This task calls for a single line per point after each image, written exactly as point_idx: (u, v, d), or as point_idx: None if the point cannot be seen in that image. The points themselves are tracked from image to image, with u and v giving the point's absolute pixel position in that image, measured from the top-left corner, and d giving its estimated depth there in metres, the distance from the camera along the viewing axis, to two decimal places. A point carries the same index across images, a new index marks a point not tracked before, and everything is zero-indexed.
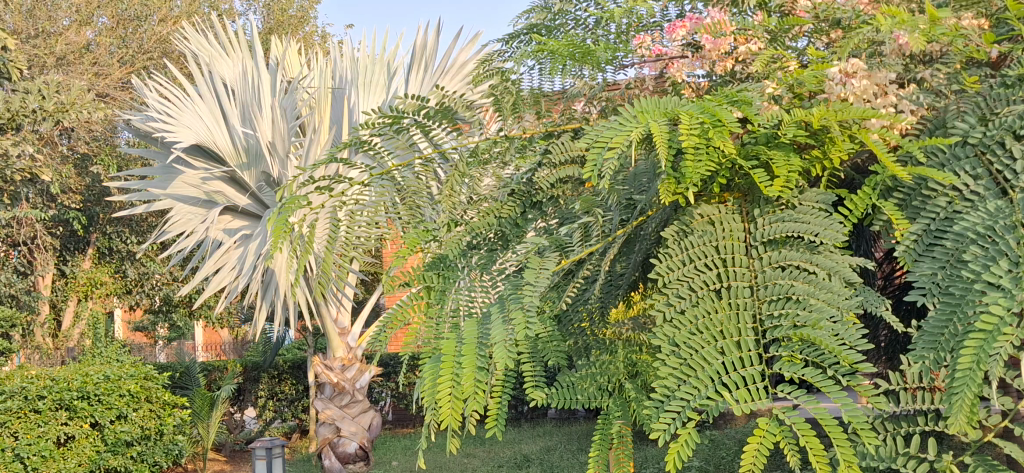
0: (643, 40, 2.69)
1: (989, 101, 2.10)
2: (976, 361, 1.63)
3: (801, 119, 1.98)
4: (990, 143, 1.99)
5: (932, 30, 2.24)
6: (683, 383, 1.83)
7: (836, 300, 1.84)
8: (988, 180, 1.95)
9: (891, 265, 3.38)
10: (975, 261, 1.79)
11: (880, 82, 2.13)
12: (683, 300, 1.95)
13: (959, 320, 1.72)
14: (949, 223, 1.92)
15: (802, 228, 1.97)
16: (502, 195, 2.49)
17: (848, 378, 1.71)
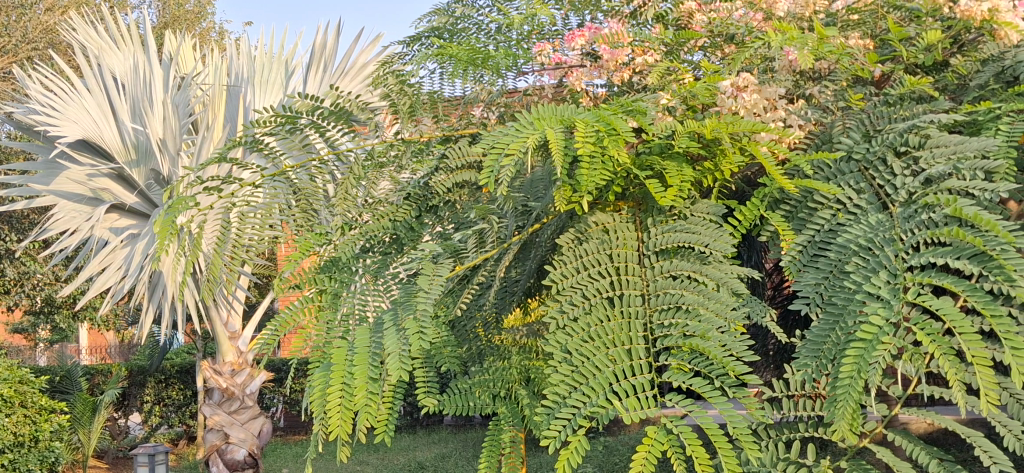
0: (543, 49, 2.71)
1: (873, 118, 2.20)
2: (857, 370, 1.68)
3: (693, 130, 2.00)
4: (872, 159, 2.07)
5: (820, 47, 2.27)
6: (575, 390, 1.84)
7: (724, 311, 1.87)
8: (870, 195, 2.02)
9: (780, 275, 3.48)
10: (857, 272, 1.85)
11: (770, 96, 2.20)
12: (576, 308, 1.97)
13: (841, 329, 1.78)
14: (833, 235, 1.99)
15: (693, 238, 2.01)
16: (399, 200, 2.46)
17: (734, 389, 1.74)
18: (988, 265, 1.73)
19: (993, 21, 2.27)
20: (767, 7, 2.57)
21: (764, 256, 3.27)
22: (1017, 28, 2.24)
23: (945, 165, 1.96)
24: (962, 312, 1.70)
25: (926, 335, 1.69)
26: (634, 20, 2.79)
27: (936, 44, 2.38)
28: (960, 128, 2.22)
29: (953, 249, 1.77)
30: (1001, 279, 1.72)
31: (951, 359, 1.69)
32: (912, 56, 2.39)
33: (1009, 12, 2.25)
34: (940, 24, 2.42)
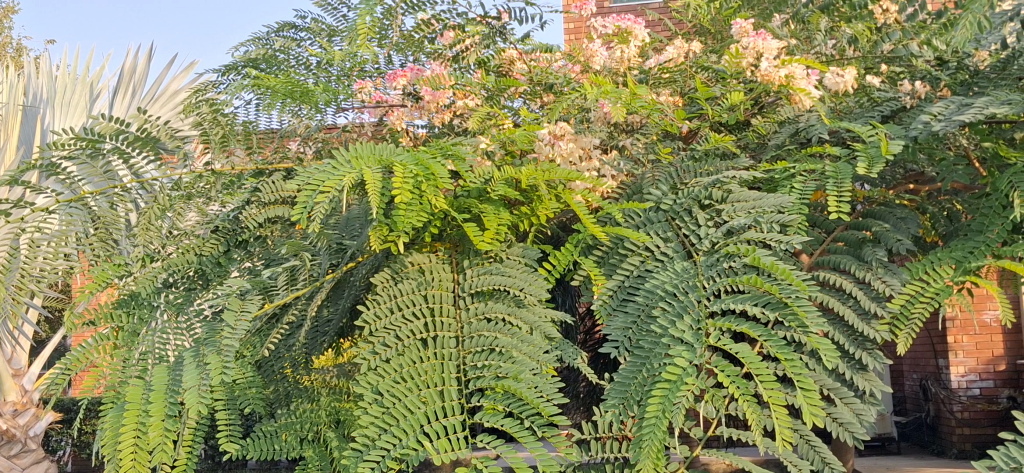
0: (365, 86, 2.73)
1: (680, 172, 2.30)
2: (661, 410, 1.73)
3: (511, 177, 2.05)
4: (679, 209, 2.16)
5: (632, 102, 2.36)
6: (384, 432, 1.81)
7: (536, 354, 1.90)
8: (676, 243, 2.11)
9: (592, 319, 3.55)
10: (663, 317, 1.92)
11: (585, 146, 2.26)
12: (389, 349, 1.94)
13: (647, 371, 1.83)
14: (641, 281, 2.06)
15: (508, 281, 2.04)
16: (206, 232, 2.41)
17: (544, 429, 1.77)
18: (783, 311, 1.84)
19: (789, 87, 2.43)
20: (586, 60, 2.75)
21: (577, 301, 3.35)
22: (810, 94, 2.43)
23: (746, 218, 2.06)
24: (759, 356, 1.78)
25: (727, 377, 1.75)
26: (457, 64, 2.79)
27: (739, 104, 2.52)
28: (759, 185, 2.35)
29: (751, 295, 1.87)
30: (795, 325, 1.83)
31: (749, 400, 1.76)
32: (717, 114, 2.52)
33: (803, 79, 2.43)
34: (743, 86, 2.56)
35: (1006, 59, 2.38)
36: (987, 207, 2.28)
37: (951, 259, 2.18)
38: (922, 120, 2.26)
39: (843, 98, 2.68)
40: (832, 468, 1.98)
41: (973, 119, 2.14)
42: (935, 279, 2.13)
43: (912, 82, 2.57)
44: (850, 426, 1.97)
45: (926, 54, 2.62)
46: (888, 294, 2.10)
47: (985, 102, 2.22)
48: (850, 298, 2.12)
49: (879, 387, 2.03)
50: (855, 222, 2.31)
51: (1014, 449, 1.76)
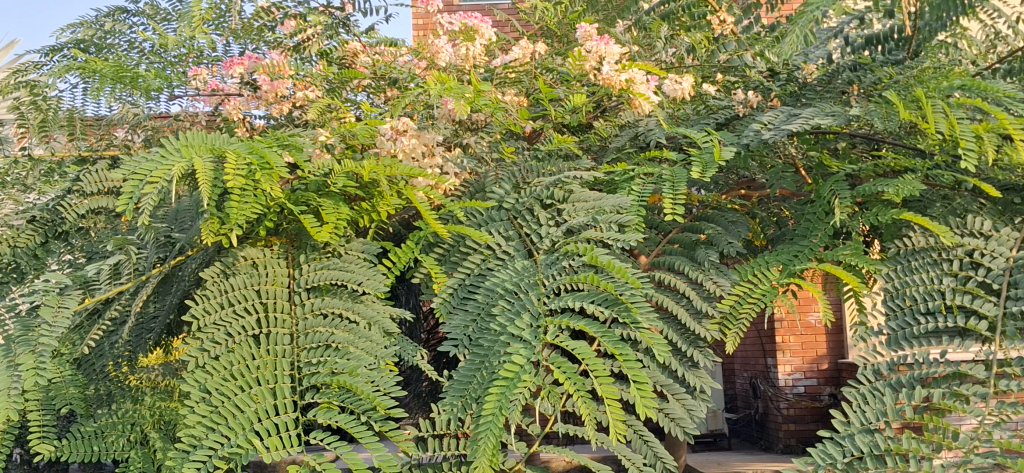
0: (199, 73, 2.58)
1: (522, 172, 2.33)
2: (498, 407, 1.73)
3: (351, 170, 2.02)
4: (520, 209, 2.18)
5: (476, 99, 2.36)
6: (212, 431, 1.74)
7: (374, 349, 1.89)
8: (518, 242, 2.13)
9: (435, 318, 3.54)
10: (502, 314, 1.93)
11: (428, 142, 2.24)
12: (218, 346, 1.88)
13: (486, 369, 1.84)
14: (482, 279, 2.07)
15: (346, 276, 2.01)
16: (21, 222, 2.25)
17: (381, 424, 1.76)
18: (617, 308, 1.88)
19: (629, 91, 2.50)
20: (430, 56, 2.72)
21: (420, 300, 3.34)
22: (649, 99, 2.50)
23: (584, 217, 2.11)
24: (595, 352, 1.80)
25: (563, 374, 1.77)
26: (298, 54, 2.72)
27: (581, 107, 2.58)
28: (599, 186, 2.40)
29: (588, 294, 1.90)
30: (627, 321, 1.87)
31: (583, 396, 1.78)
32: (559, 116, 2.56)
33: (643, 84, 2.50)
34: (586, 89, 2.60)
35: (830, 73, 2.52)
36: (811, 213, 2.40)
37: (778, 262, 2.28)
38: (754, 128, 2.35)
39: (681, 104, 2.77)
40: (664, 462, 2.02)
41: (800, 128, 2.25)
42: (761, 281, 2.21)
43: (745, 92, 2.68)
44: (682, 421, 2.02)
45: (759, 65, 2.72)
46: (718, 293, 2.19)
47: (810, 113, 2.33)
48: (683, 297, 2.19)
49: (709, 383, 2.09)
50: (689, 225, 2.39)
51: (830, 446, 1.85)
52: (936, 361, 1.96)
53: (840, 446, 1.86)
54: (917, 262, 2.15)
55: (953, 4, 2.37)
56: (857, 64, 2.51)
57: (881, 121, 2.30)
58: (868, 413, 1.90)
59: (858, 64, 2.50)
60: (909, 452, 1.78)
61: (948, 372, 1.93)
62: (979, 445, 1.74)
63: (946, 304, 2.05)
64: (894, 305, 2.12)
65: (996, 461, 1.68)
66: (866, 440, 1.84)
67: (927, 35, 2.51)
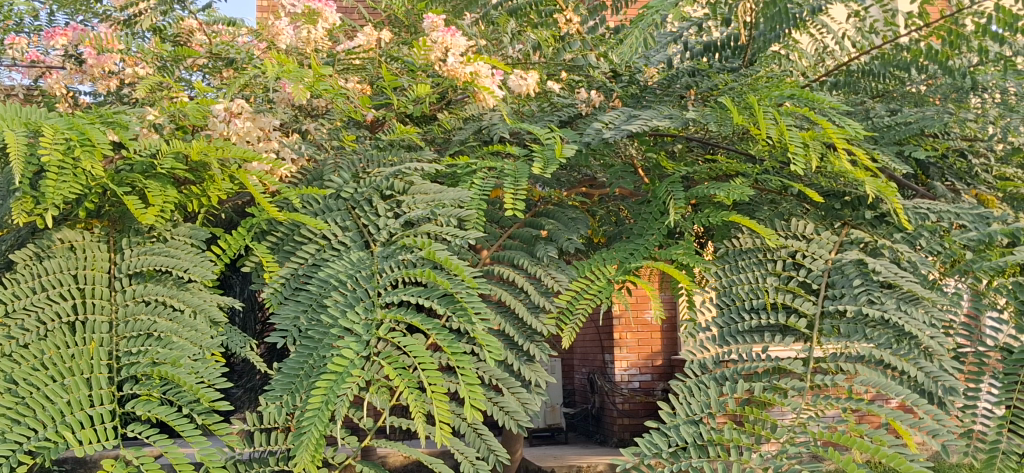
0: (17, 43, 2.48)
1: (362, 161, 2.30)
2: (324, 401, 1.74)
3: (180, 151, 1.94)
4: (359, 199, 2.14)
5: (316, 84, 2.31)
6: (17, 424, 1.63)
7: (199, 339, 1.81)
8: (355, 233, 2.09)
9: (262, 308, 3.49)
10: (335, 306, 1.90)
11: (264, 126, 2.18)
12: (28, 333, 1.76)
13: (314, 361, 1.83)
14: (315, 270, 2.03)
15: (172, 262, 1.93)
16: None
17: (205, 417, 1.69)
18: (452, 305, 1.88)
19: (473, 84, 2.49)
20: (269, 38, 2.65)
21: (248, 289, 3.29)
22: (493, 93, 2.49)
23: (423, 210, 2.09)
24: (426, 349, 1.82)
25: (393, 369, 1.79)
26: (128, 28, 2.66)
27: (424, 98, 2.56)
28: (440, 179, 2.39)
29: (425, 289, 1.90)
30: (462, 320, 1.87)
31: (413, 391, 1.80)
32: (402, 105, 2.53)
33: (487, 78, 2.49)
34: (430, 80, 2.58)
35: (670, 78, 2.59)
36: (648, 212, 2.46)
37: (614, 260, 2.33)
38: (595, 127, 2.38)
39: (525, 100, 2.80)
40: (497, 454, 2.04)
41: (640, 130, 2.30)
42: (597, 277, 2.26)
43: (588, 91, 2.71)
44: (516, 414, 2.03)
45: (603, 66, 2.76)
46: (556, 289, 2.21)
47: (649, 115, 2.39)
48: (521, 292, 2.19)
49: (544, 377, 2.10)
50: (530, 220, 2.40)
51: (656, 436, 1.89)
52: (759, 357, 2.04)
53: (665, 436, 1.90)
54: (745, 262, 2.25)
55: (786, 17, 2.48)
56: (695, 69, 2.59)
57: (717, 126, 2.37)
58: (693, 404, 1.96)
59: (696, 69, 2.58)
60: (730, 442, 1.83)
61: (771, 367, 1.99)
62: (794, 436, 1.79)
63: (769, 303, 2.15)
64: (720, 303, 2.20)
65: (811, 451, 1.73)
66: (690, 431, 1.89)
67: (761, 45, 2.60)
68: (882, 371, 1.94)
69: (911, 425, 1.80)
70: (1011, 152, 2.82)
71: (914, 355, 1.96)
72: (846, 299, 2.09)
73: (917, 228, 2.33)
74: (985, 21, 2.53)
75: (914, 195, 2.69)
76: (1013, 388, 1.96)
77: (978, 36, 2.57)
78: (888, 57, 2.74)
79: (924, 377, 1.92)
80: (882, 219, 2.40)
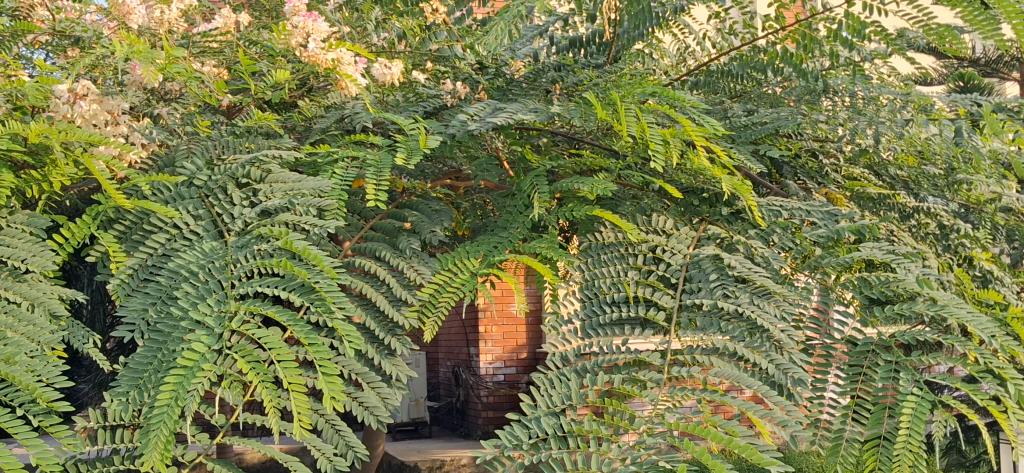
0: None
1: (217, 147, 2.22)
2: (173, 397, 1.67)
3: (16, 133, 1.84)
4: (213, 187, 2.06)
5: (168, 66, 2.21)
6: None
7: (36, 334, 1.71)
8: (208, 222, 2.01)
9: (108, 301, 3.34)
10: (185, 298, 1.82)
11: (112, 109, 2.06)
12: None
13: (163, 356, 1.75)
14: (166, 260, 1.94)
15: (7, 252, 1.81)
16: None
17: (41, 418, 1.61)
18: (309, 296, 1.83)
19: (336, 71, 2.44)
20: (120, 17, 2.53)
21: (91, 281, 3.14)
22: (356, 81, 2.44)
23: (280, 200, 2.02)
24: (283, 342, 1.76)
25: (246, 363, 1.73)
26: None
27: (283, 84, 2.48)
28: (300, 168, 2.33)
29: (282, 280, 1.84)
30: (321, 310, 1.83)
31: (268, 386, 1.74)
32: (260, 91, 2.45)
33: (350, 66, 2.45)
34: (290, 66, 2.52)
35: (537, 71, 2.57)
36: (512, 205, 2.46)
37: (478, 253, 2.31)
38: (460, 119, 2.36)
39: (390, 90, 2.77)
40: (356, 451, 1.99)
41: (505, 122, 2.28)
42: (460, 271, 2.25)
43: (454, 83, 2.68)
44: (375, 409, 1.99)
45: (470, 58, 2.74)
46: (418, 282, 2.18)
47: (515, 108, 2.38)
48: (383, 284, 2.16)
49: (406, 371, 2.05)
50: (393, 211, 2.38)
51: (517, 429, 1.87)
52: (619, 350, 2.06)
53: (526, 428, 1.89)
54: (607, 256, 2.27)
55: (649, 15, 2.51)
56: (561, 64, 2.59)
57: (581, 121, 2.40)
58: (554, 396, 1.96)
59: (562, 64, 2.58)
60: (589, 433, 1.84)
61: (630, 360, 2.03)
62: (651, 427, 1.83)
63: (631, 296, 2.18)
64: (585, 295, 2.21)
65: (668, 442, 1.76)
66: (550, 422, 1.89)
67: (626, 43, 2.63)
68: (735, 363, 2.00)
69: (762, 415, 1.85)
70: (859, 153, 2.93)
71: (766, 347, 2.02)
72: (703, 292, 2.13)
73: (770, 225, 2.41)
74: (837, 27, 2.62)
75: (768, 193, 2.78)
76: (857, 379, 2.03)
77: (830, 41, 2.66)
78: (746, 59, 2.83)
79: (774, 369, 1.98)
80: (738, 215, 2.49)
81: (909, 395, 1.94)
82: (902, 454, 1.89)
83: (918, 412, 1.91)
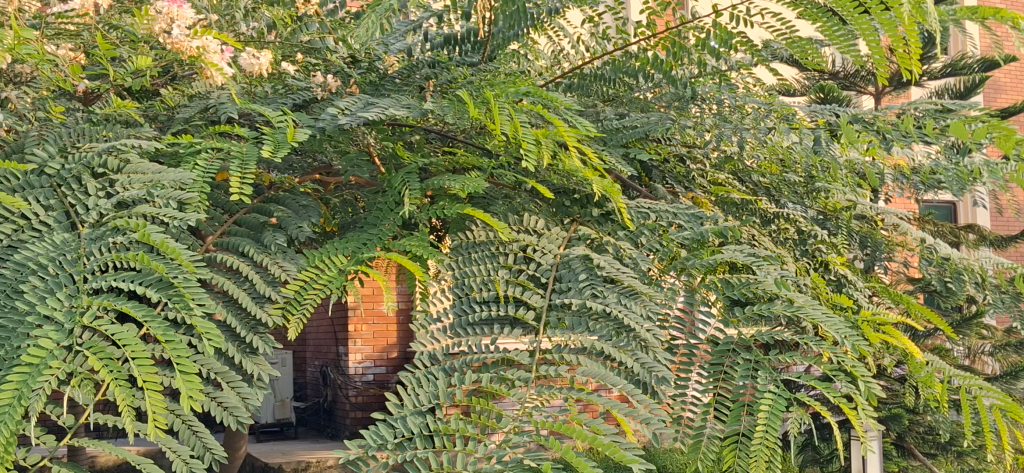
0: None
1: (71, 135, 2.11)
2: (16, 396, 1.58)
3: None
4: (66, 176, 1.97)
5: (17, 47, 2.09)
6: None
7: None
8: (60, 213, 1.91)
9: None
10: (32, 292, 1.72)
11: None
12: None
13: (5, 353, 1.64)
14: (11, 251, 1.82)
15: None
16: None
17: None
18: (167, 292, 1.76)
19: (200, 59, 2.33)
20: None
21: None
22: (221, 70, 2.34)
23: (138, 191, 1.93)
24: (138, 338, 1.69)
25: (97, 361, 1.65)
26: None
27: (144, 71, 2.39)
28: (161, 159, 2.25)
29: (138, 275, 1.77)
30: (179, 306, 1.76)
31: (121, 385, 1.66)
32: (118, 78, 2.35)
33: (216, 54, 2.34)
34: (152, 53, 2.43)
35: (410, 68, 2.57)
36: (382, 203, 2.42)
37: (346, 250, 2.27)
38: (330, 113, 2.30)
39: (258, 81, 2.74)
40: (213, 453, 1.92)
41: (376, 117, 2.24)
42: (327, 268, 2.19)
43: (325, 75, 2.66)
44: (235, 410, 1.93)
45: (341, 51, 2.74)
46: (283, 279, 2.13)
47: (387, 104, 2.34)
48: (245, 281, 2.09)
49: (267, 371, 2.00)
50: (259, 206, 2.31)
51: (383, 428, 1.85)
52: (487, 348, 2.05)
53: (392, 427, 1.87)
54: (476, 255, 2.27)
55: (524, 16, 2.53)
56: (435, 61, 2.56)
57: (453, 118, 2.37)
58: (421, 395, 1.93)
59: (436, 61, 2.56)
60: (456, 432, 1.83)
61: (498, 358, 2.03)
62: (517, 425, 1.82)
63: (501, 295, 2.18)
64: (457, 292, 2.22)
65: (535, 440, 1.75)
66: (417, 422, 1.87)
67: (500, 42, 2.64)
68: (601, 363, 2.01)
69: (626, 414, 1.87)
70: (724, 160, 3.02)
71: (632, 346, 2.05)
72: (572, 292, 2.14)
73: (638, 226, 2.44)
74: (704, 36, 2.69)
75: (637, 196, 2.82)
76: (718, 377, 2.09)
77: (699, 50, 2.72)
78: (618, 64, 2.87)
79: (639, 367, 2.01)
80: (608, 217, 2.51)
81: (767, 393, 2.01)
82: (759, 449, 1.95)
83: (775, 410, 1.98)
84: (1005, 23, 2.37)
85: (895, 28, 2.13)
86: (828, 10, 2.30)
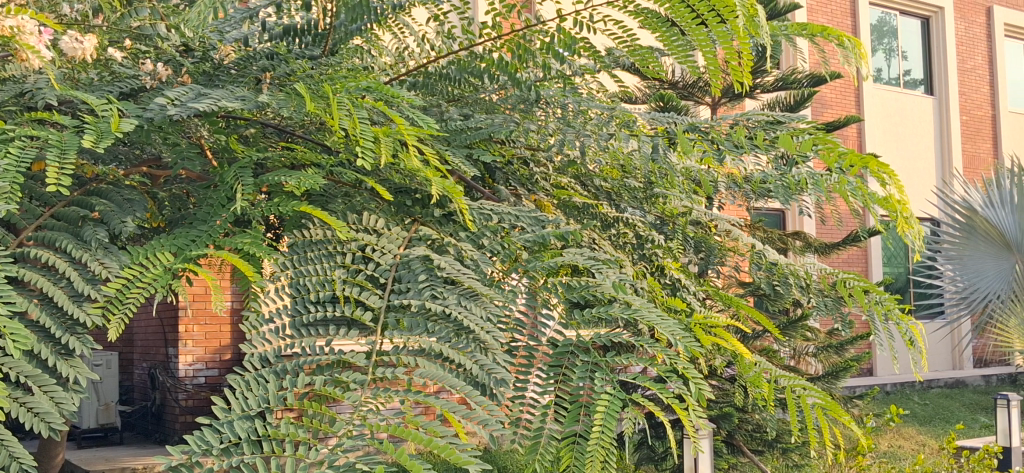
0: None
1: None
2: None
3: None
4: None
5: None
6: None
7: None
8: None
9: None
10: None
11: None
12: None
13: None
14: None
15: None
16: None
17: None
18: None
19: (14, 40, 2.18)
20: None
21: None
22: (39, 53, 2.21)
23: None
24: None
25: None
26: None
27: None
28: None
29: None
30: None
31: None
32: None
33: (33, 36, 2.21)
34: None
35: (247, 59, 2.48)
36: (213, 198, 2.31)
37: (173, 246, 2.15)
38: (159, 102, 2.19)
39: (82, 66, 2.61)
40: (20, 462, 1.79)
41: (208, 109, 2.13)
42: (152, 265, 2.06)
43: (155, 63, 2.53)
44: (47, 416, 1.79)
45: (173, 38, 2.61)
46: (104, 276, 1.99)
47: (220, 95, 2.24)
48: (62, 278, 1.96)
49: (84, 374, 1.86)
50: (78, 199, 2.18)
51: (208, 432, 1.77)
52: (321, 349, 1.98)
53: (217, 432, 1.79)
54: (313, 253, 2.20)
55: (366, 10, 2.47)
56: (273, 53, 2.48)
57: (291, 112, 2.28)
58: (250, 399, 1.84)
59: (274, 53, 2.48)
60: (286, 437, 1.74)
61: (333, 360, 1.96)
62: (351, 429, 1.77)
63: (337, 295, 2.11)
64: (292, 292, 2.11)
65: (368, 444, 1.71)
66: (244, 426, 1.79)
67: (343, 36, 2.58)
68: (440, 364, 1.98)
69: (463, 416, 1.87)
70: (567, 164, 3.05)
71: (471, 348, 2.03)
72: (411, 293, 2.10)
73: (480, 228, 2.42)
74: (548, 40, 2.70)
75: (480, 197, 2.81)
76: (557, 378, 2.10)
77: (544, 53, 2.72)
78: (464, 64, 2.85)
79: (477, 369, 1.99)
80: (449, 217, 2.49)
81: (603, 393, 2.03)
82: (594, 449, 1.97)
83: (611, 410, 1.99)
84: (832, 41, 2.48)
85: (730, 41, 2.20)
86: (667, 20, 2.34)
